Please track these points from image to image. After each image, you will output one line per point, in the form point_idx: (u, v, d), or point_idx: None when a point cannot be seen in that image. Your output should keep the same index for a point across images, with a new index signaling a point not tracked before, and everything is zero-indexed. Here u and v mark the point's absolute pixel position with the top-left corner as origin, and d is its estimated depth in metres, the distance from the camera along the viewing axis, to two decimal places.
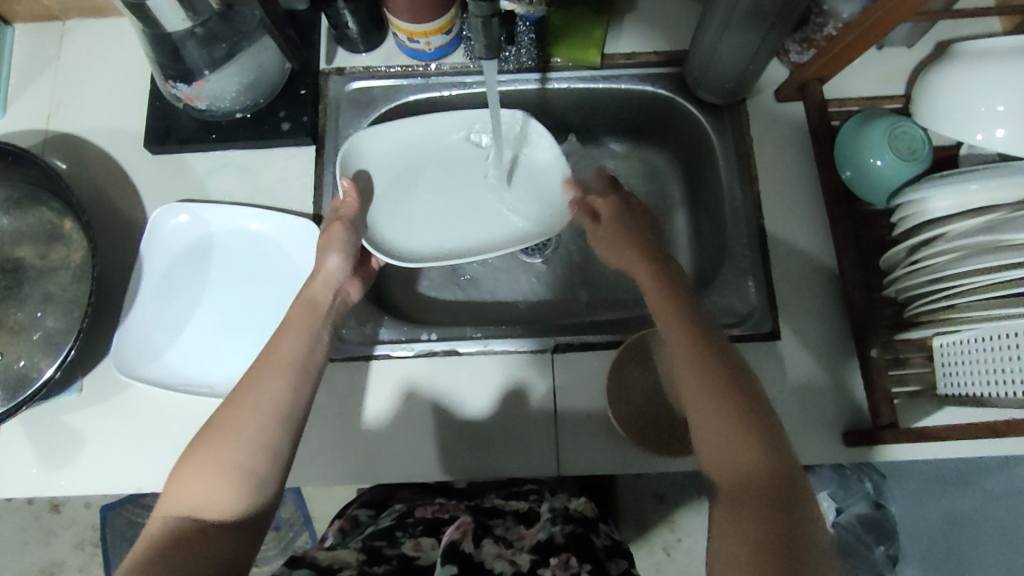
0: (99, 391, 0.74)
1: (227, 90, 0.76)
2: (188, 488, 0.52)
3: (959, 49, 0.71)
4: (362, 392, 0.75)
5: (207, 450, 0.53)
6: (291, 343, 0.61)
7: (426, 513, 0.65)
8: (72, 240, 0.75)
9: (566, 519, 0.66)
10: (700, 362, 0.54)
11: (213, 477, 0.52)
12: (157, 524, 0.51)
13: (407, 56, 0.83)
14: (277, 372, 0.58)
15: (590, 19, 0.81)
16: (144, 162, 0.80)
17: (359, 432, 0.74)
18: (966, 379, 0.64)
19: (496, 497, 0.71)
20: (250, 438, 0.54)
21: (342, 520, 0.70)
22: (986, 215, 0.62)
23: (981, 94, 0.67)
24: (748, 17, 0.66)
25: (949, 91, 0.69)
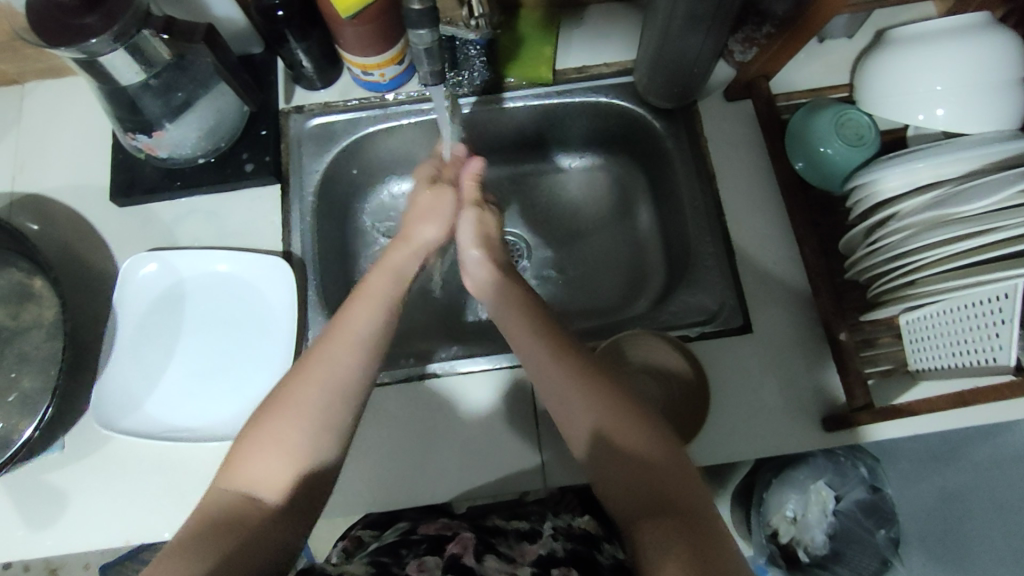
0: (81, 447, 0.73)
1: (188, 137, 0.77)
2: (253, 463, 0.52)
3: (897, 32, 0.73)
4: None
5: (269, 434, 0.52)
6: (369, 322, 0.58)
7: (429, 530, 0.66)
8: (43, 298, 0.75)
9: (569, 536, 0.67)
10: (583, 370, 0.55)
11: (273, 461, 0.52)
12: (216, 493, 0.52)
13: (364, 89, 0.84)
14: (348, 352, 0.56)
15: (539, 38, 0.84)
16: (111, 215, 0.81)
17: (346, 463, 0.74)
18: (934, 353, 0.65)
19: (499, 518, 0.73)
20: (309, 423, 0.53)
21: (352, 535, 0.79)
22: (934, 190, 0.63)
23: (918, 76, 0.69)
24: (685, 22, 0.68)
25: (889, 76, 0.71)
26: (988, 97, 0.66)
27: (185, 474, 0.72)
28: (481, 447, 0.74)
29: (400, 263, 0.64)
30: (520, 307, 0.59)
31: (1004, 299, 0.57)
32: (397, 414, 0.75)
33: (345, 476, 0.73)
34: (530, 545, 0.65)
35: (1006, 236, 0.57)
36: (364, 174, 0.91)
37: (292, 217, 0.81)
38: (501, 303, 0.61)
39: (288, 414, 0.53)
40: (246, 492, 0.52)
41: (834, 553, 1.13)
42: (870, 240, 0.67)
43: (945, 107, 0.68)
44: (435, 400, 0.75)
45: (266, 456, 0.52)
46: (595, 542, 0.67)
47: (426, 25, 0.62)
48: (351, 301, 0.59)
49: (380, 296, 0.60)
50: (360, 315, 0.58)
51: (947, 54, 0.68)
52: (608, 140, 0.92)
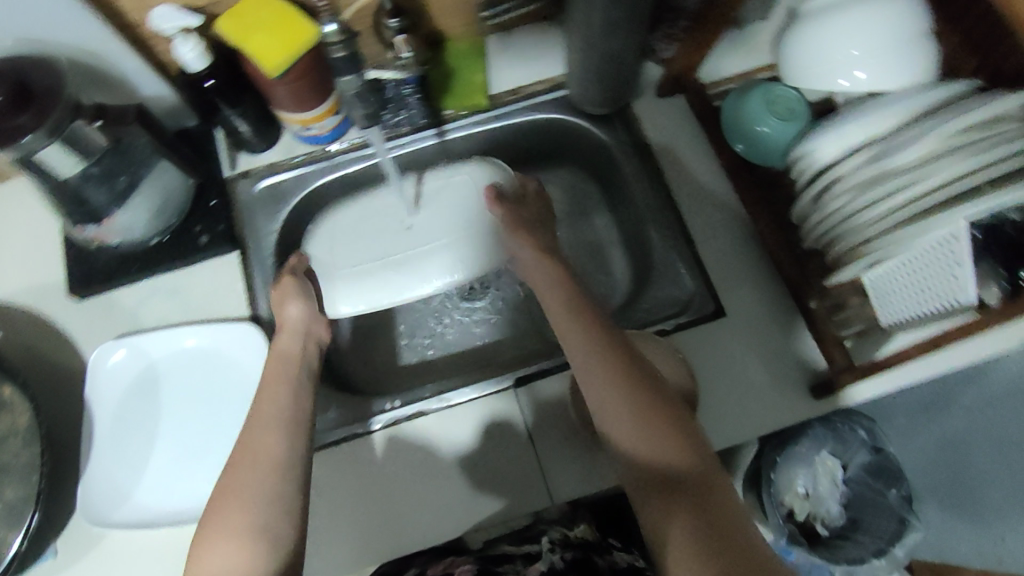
0: (75, 549, 0.71)
1: (137, 219, 0.77)
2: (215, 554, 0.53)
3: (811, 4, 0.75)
4: (343, 476, 0.73)
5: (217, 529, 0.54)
6: (281, 400, 0.63)
7: None
8: (15, 406, 0.72)
9: (566, 546, 0.75)
10: (688, 472, 0.51)
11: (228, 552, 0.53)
12: None
13: (306, 144, 0.85)
14: (268, 430, 0.60)
15: (468, 67, 0.86)
16: (73, 310, 0.80)
17: (350, 515, 0.72)
18: (903, 306, 0.64)
19: (508, 544, 0.78)
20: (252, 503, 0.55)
21: None
22: (872, 145, 0.65)
23: (835, 44, 0.71)
24: (604, 28, 0.70)
25: (808, 48, 0.73)
26: (903, 52, 0.69)
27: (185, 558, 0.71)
28: (462, 484, 0.73)
29: (285, 348, 0.69)
30: (605, 385, 0.57)
31: (957, 237, 0.57)
32: (380, 465, 0.74)
33: (345, 528, 0.72)
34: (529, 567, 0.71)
35: (943, 176, 0.59)
36: None
37: (255, 281, 0.81)
38: (596, 383, 0.57)
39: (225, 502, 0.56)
40: None
41: (851, 522, 1.14)
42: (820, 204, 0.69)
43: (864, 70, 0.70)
44: (418, 443, 0.75)
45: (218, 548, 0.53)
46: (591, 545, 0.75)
47: (350, 70, 0.69)
48: (262, 395, 0.64)
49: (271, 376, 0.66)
50: (279, 400, 0.63)
51: (857, 17, 0.70)
52: (555, 153, 0.94)
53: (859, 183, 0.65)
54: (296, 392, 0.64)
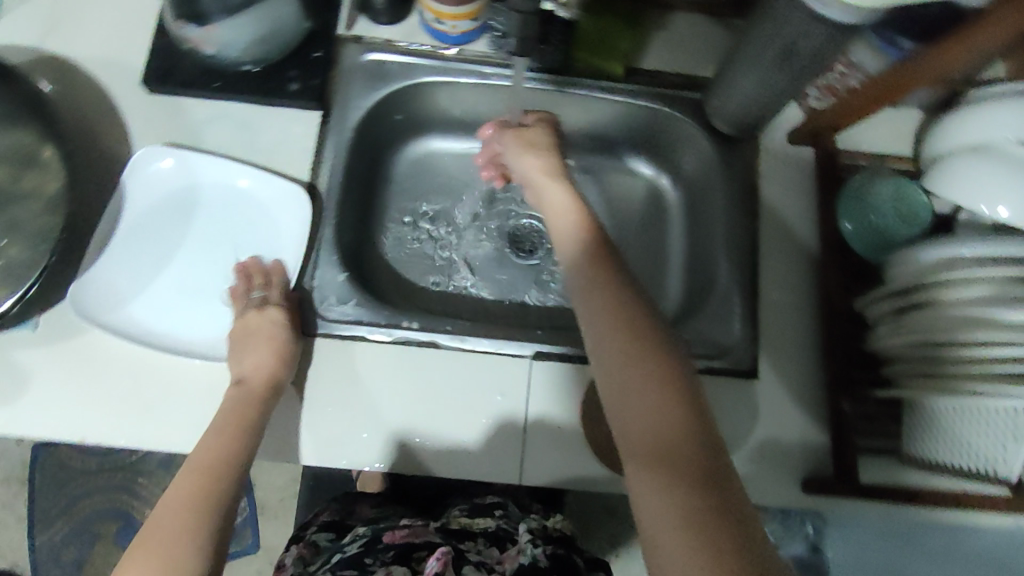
0: (60, 330, 0.70)
1: (239, 39, 0.73)
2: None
3: (972, 92, 0.73)
4: (353, 378, 0.71)
5: (152, 540, 0.52)
6: (577, 282, 0.56)
7: (397, 539, 0.68)
8: (49, 167, 0.71)
9: (545, 539, 0.70)
10: (659, 455, 0.44)
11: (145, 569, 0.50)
12: None
13: (429, 36, 0.81)
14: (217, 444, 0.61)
15: (619, 30, 0.81)
16: (140, 99, 0.76)
17: (337, 415, 0.70)
18: (942, 451, 0.65)
19: (462, 517, 0.74)
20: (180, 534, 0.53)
21: (301, 545, 0.73)
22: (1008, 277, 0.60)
23: (988, 189, 0.66)
24: (779, 56, 0.68)
25: (961, 180, 0.68)
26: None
27: (154, 385, 0.69)
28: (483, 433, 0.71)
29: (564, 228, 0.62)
30: (644, 364, 0.48)
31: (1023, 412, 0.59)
32: (370, 380, 0.71)
33: (309, 429, 0.70)
34: (504, 552, 0.68)
35: None
36: (407, 124, 0.87)
37: (326, 149, 0.77)
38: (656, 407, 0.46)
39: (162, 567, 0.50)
40: None
41: None
42: (907, 322, 0.66)
43: (1006, 201, 0.65)
44: (425, 374, 0.72)
45: (140, 554, 0.51)
46: (573, 546, 0.72)
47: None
48: (568, 257, 0.59)
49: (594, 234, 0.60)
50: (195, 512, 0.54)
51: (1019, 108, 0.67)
52: (661, 150, 0.90)
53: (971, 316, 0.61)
54: (612, 282, 0.54)
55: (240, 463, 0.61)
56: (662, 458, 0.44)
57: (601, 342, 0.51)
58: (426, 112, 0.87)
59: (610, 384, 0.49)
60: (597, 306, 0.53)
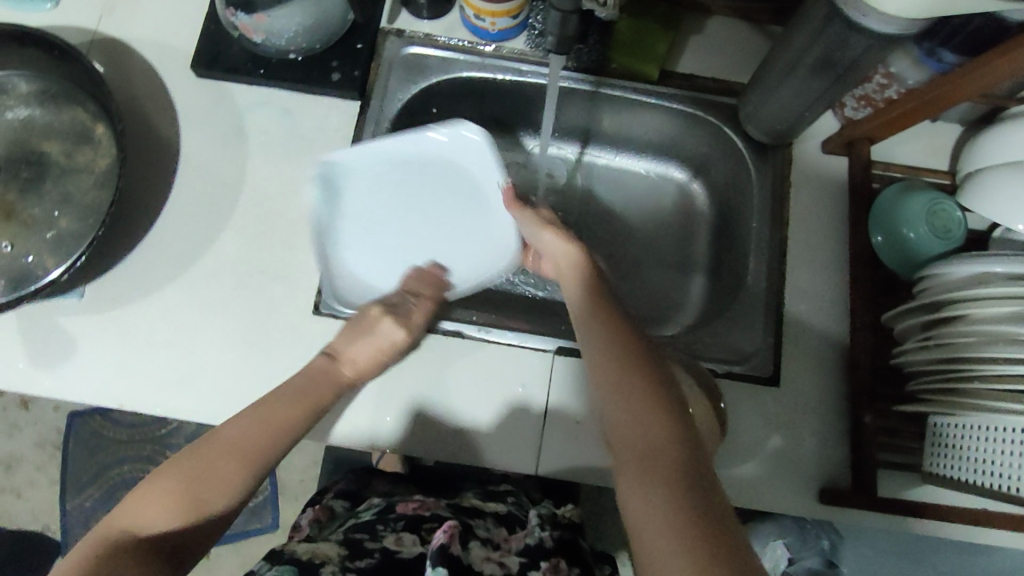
0: (100, 300, 0.73)
1: (286, 30, 0.75)
2: (147, 501, 0.53)
3: (1015, 108, 0.72)
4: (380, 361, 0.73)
5: (188, 465, 0.55)
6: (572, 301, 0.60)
7: (408, 509, 0.70)
8: (100, 145, 0.74)
9: (554, 524, 0.72)
10: (643, 457, 0.48)
11: (176, 503, 0.53)
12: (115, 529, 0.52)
13: (469, 32, 0.82)
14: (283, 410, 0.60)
15: (657, 32, 0.82)
16: (188, 82, 0.79)
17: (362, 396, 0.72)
18: (953, 464, 0.64)
19: (474, 497, 0.76)
20: (224, 473, 0.55)
21: (316, 509, 0.81)
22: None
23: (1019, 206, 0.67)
24: (817, 64, 0.68)
25: (996, 194, 0.68)
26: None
27: (187, 357, 0.72)
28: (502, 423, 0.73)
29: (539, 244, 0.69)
30: (625, 376, 0.52)
31: None
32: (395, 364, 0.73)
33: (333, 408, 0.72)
34: (512, 533, 0.69)
35: None
36: (441, 117, 0.89)
37: (362, 139, 0.79)
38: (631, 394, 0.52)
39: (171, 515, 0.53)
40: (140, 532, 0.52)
41: None
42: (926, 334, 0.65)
43: None
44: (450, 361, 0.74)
45: (160, 490, 0.53)
46: (579, 531, 0.74)
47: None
48: (567, 280, 0.64)
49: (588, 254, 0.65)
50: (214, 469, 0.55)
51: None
52: (691, 154, 0.90)
53: (987, 334, 0.60)
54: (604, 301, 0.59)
55: (312, 419, 0.62)
56: (656, 472, 0.47)
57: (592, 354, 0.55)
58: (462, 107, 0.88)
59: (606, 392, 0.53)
60: (589, 321, 0.57)
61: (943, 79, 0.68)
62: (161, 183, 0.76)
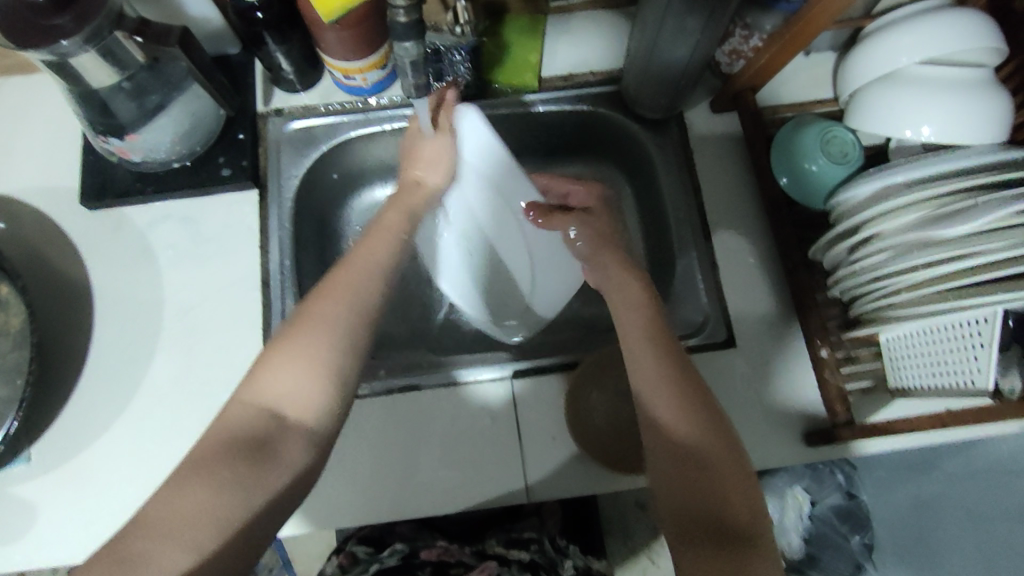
0: (50, 458, 0.71)
1: (162, 141, 0.74)
2: (263, 376, 0.54)
3: (870, 25, 0.73)
4: (354, 430, 0.74)
5: (297, 337, 0.54)
6: (629, 325, 0.61)
7: (432, 556, 0.74)
8: (9, 305, 0.73)
9: None
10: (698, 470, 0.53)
11: (293, 374, 0.53)
12: (237, 406, 0.54)
13: (345, 92, 0.83)
14: (356, 288, 0.57)
15: (524, 44, 0.84)
16: (83, 218, 0.78)
17: (349, 466, 0.73)
18: (914, 372, 0.66)
19: (498, 544, 0.78)
20: (320, 343, 0.54)
21: (341, 553, 0.78)
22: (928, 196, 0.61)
23: (907, 114, 0.68)
24: (674, 36, 0.69)
25: (883, 109, 0.70)
26: (969, 104, 0.66)
27: (153, 489, 0.70)
28: (483, 461, 0.74)
29: (412, 203, 0.68)
30: (703, 417, 0.55)
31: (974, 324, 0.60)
32: (368, 436, 0.74)
33: (320, 494, 0.73)
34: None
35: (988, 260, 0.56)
36: (345, 180, 0.89)
37: (271, 222, 0.79)
38: (650, 371, 0.57)
39: (297, 406, 0.53)
40: (262, 407, 0.53)
41: (809, 558, 1.06)
42: (852, 259, 0.67)
43: (912, 123, 0.68)
44: (421, 415, 0.75)
45: (284, 368, 0.53)
46: None
47: (410, 38, 0.58)
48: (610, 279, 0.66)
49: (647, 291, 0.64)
50: (306, 364, 0.53)
51: (922, 31, 0.67)
52: (591, 149, 0.92)
53: (900, 246, 0.62)
54: (660, 327, 0.60)
55: (383, 268, 0.59)
56: (693, 494, 0.53)
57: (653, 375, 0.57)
58: (363, 161, 0.88)
59: (668, 420, 0.55)
60: (648, 358, 0.58)
61: (796, 18, 0.69)
62: (84, 323, 0.75)
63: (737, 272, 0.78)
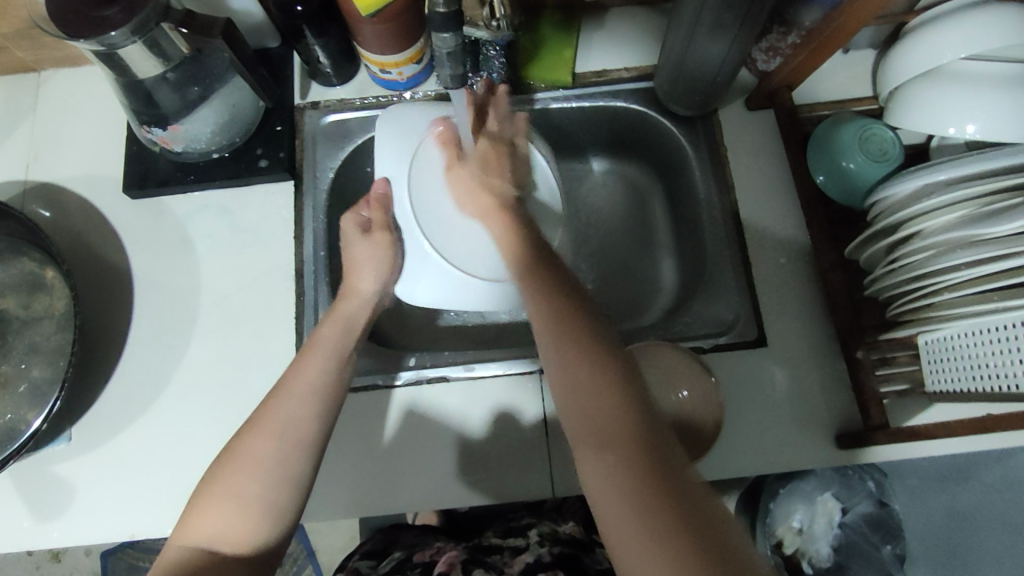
0: (89, 439, 0.73)
1: (203, 131, 0.76)
2: (197, 515, 0.55)
3: (915, 20, 0.71)
4: (378, 419, 0.75)
5: (230, 472, 0.56)
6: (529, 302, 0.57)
7: (424, 557, 0.72)
8: (55, 289, 0.75)
9: (555, 541, 0.72)
10: (606, 444, 0.47)
11: (225, 507, 0.54)
12: (174, 550, 0.54)
13: (380, 87, 0.84)
14: (300, 401, 0.60)
15: (558, 40, 0.84)
16: (125, 207, 0.80)
17: (372, 455, 0.74)
18: (952, 374, 0.64)
19: (494, 537, 0.77)
20: (255, 470, 0.56)
21: (344, 572, 0.77)
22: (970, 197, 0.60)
23: (951, 111, 0.66)
24: (711, 31, 0.68)
25: (926, 106, 0.68)
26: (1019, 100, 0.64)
27: (184, 472, 0.72)
28: (506, 455, 0.74)
29: (349, 315, 0.70)
30: (598, 386, 0.50)
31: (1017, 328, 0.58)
32: (387, 427, 0.75)
33: (341, 481, 0.74)
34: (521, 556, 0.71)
35: None
36: None
37: (305, 214, 0.80)
38: (544, 341, 0.54)
39: (235, 539, 0.54)
40: (201, 544, 0.54)
41: (837, 566, 1.02)
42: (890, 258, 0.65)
43: (956, 120, 0.66)
44: (444, 406, 0.75)
45: (223, 501, 0.55)
46: (580, 546, 0.73)
47: (449, 29, 0.59)
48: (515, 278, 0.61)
49: (544, 265, 0.59)
50: (240, 493, 0.55)
51: (969, 25, 0.65)
52: (622, 146, 0.92)
53: (941, 245, 0.61)
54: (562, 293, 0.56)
55: (317, 388, 0.61)
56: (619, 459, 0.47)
57: (552, 344, 0.53)
58: None
59: (572, 393, 0.50)
60: (550, 332, 0.54)
61: (837, 13, 0.67)
62: (123, 309, 0.77)
63: (770, 271, 0.77)
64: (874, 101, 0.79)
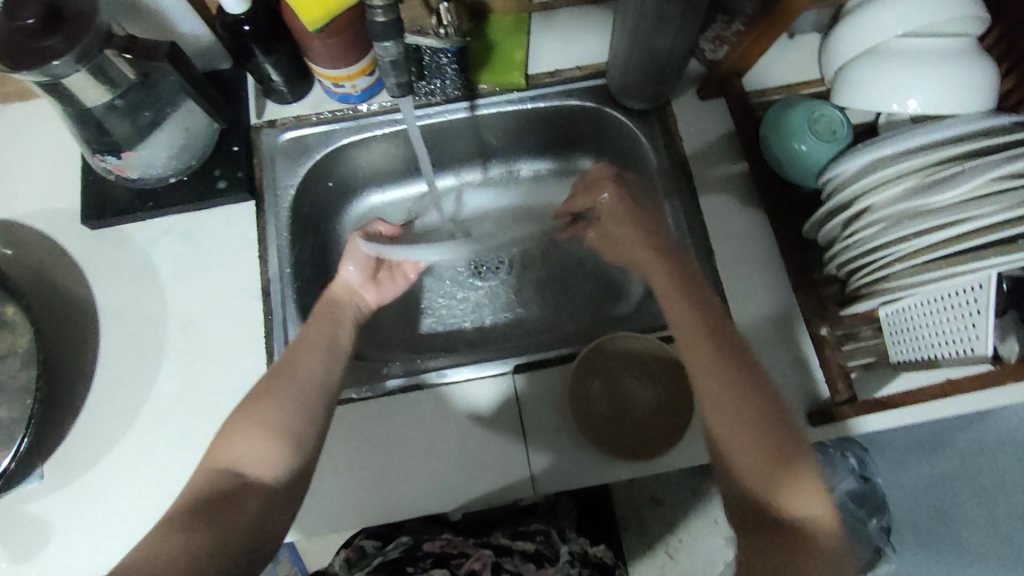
0: (63, 475, 0.72)
1: (158, 156, 0.76)
2: (226, 442, 0.60)
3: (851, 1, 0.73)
4: (354, 432, 0.75)
5: (251, 408, 0.62)
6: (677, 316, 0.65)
7: (434, 547, 0.73)
8: (17, 326, 0.74)
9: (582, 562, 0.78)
10: (769, 455, 0.57)
11: (250, 435, 0.60)
12: (204, 472, 0.59)
13: (336, 101, 0.84)
14: (312, 351, 0.66)
15: (509, 43, 0.85)
16: (85, 237, 0.80)
17: (352, 468, 0.74)
18: (914, 344, 0.66)
19: (504, 537, 0.79)
20: (285, 408, 0.62)
21: (352, 550, 0.83)
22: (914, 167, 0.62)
23: (892, 87, 0.68)
24: (654, 24, 0.69)
25: (869, 84, 0.69)
26: (955, 72, 0.66)
27: (163, 500, 0.71)
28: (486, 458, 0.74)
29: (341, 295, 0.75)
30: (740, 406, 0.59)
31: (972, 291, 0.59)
32: (364, 439, 0.74)
33: (322, 497, 0.73)
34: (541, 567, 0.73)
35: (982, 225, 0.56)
36: (340, 189, 0.91)
37: (268, 232, 0.80)
38: (695, 355, 0.62)
39: (259, 458, 0.59)
40: (228, 468, 0.59)
41: None
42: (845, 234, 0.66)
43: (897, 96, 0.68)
44: (420, 412, 0.75)
45: (247, 427, 0.60)
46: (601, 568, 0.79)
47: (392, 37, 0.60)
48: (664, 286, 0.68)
49: (686, 282, 0.67)
50: (266, 426, 0.60)
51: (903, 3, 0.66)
52: (580, 143, 0.93)
53: (892, 217, 0.62)
54: (708, 319, 0.64)
55: (330, 351, 0.67)
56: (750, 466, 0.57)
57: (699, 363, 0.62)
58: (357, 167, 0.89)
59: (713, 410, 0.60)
60: (698, 345, 0.62)
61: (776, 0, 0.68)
62: (90, 341, 0.76)
63: (733, 256, 0.79)
64: (821, 83, 0.81)
